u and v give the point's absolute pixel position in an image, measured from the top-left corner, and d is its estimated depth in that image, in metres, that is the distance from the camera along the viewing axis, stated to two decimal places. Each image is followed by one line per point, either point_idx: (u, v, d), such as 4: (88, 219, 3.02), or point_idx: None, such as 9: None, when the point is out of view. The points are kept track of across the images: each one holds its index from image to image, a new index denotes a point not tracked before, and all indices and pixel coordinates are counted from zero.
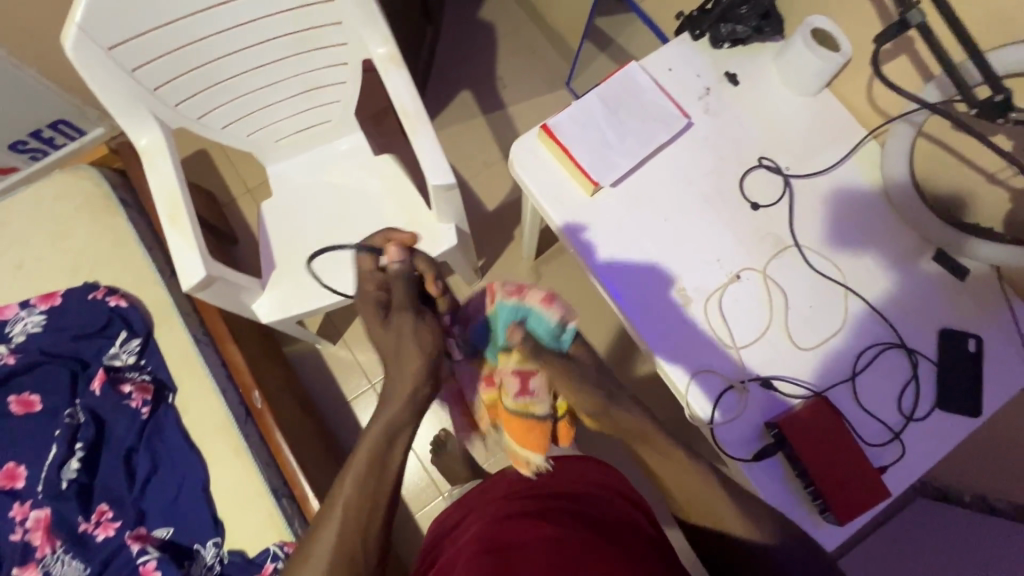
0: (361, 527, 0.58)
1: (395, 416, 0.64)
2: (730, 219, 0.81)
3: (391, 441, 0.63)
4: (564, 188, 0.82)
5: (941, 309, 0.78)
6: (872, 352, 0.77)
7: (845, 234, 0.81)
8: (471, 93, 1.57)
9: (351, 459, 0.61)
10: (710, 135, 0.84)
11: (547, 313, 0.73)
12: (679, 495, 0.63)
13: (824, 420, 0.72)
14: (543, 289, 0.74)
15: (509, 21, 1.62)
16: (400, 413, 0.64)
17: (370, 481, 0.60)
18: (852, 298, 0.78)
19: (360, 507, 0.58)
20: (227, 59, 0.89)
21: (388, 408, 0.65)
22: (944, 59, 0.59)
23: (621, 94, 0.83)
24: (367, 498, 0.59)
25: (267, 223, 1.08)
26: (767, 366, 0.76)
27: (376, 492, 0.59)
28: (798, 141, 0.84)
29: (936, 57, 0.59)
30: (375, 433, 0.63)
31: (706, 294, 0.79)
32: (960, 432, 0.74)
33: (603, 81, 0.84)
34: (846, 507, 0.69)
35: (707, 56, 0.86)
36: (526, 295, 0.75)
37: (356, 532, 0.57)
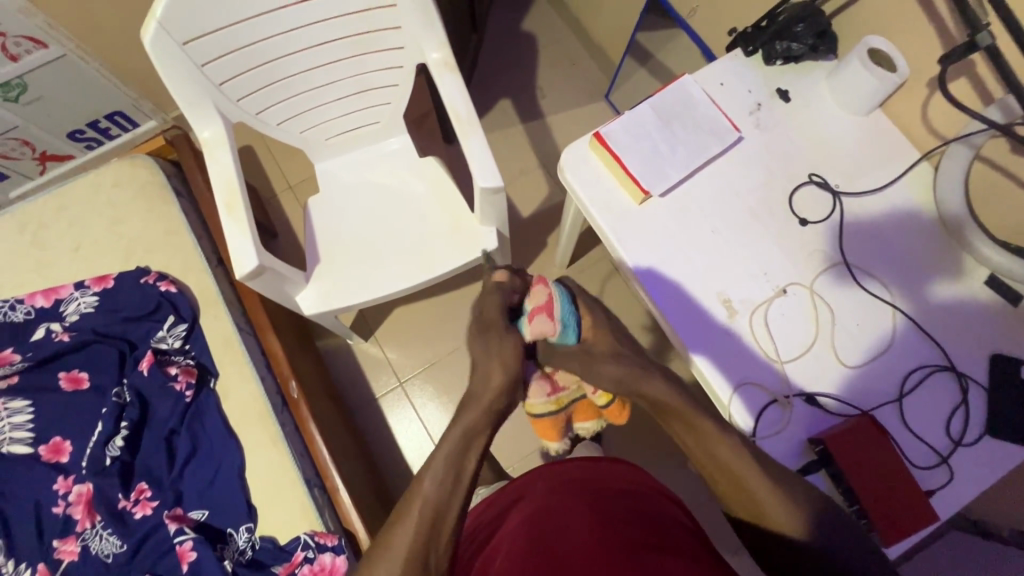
0: (436, 525, 0.58)
1: (472, 424, 0.64)
2: (778, 233, 0.81)
3: (470, 442, 0.63)
4: (613, 196, 0.83)
5: (993, 334, 0.77)
6: (920, 374, 0.76)
7: (895, 254, 0.80)
8: (510, 101, 1.60)
9: (427, 464, 0.61)
10: (761, 150, 0.84)
11: (528, 325, 0.72)
12: (728, 489, 0.62)
13: (873, 437, 0.71)
14: (541, 298, 0.72)
15: (550, 32, 1.65)
16: (478, 421, 0.65)
17: (446, 485, 0.59)
18: (901, 318, 0.78)
19: (435, 508, 0.58)
20: (289, 58, 0.93)
21: (468, 416, 0.65)
22: (1013, 84, 0.59)
23: (674, 106, 0.84)
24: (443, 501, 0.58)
25: (313, 218, 1.11)
26: (812, 382, 0.76)
27: (451, 498, 0.59)
28: (849, 159, 0.84)
29: (1005, 81, 0.59)
30: (453, 437, 0.63)
31: (752, 306, 0.79)
32: (1011, 459, 0.72)
33: (657, 92, 0.85)
34: (891, 521, 0.68)
35: (760, 72, 0.87)
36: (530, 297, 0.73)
37: (428, 528, 0.57)
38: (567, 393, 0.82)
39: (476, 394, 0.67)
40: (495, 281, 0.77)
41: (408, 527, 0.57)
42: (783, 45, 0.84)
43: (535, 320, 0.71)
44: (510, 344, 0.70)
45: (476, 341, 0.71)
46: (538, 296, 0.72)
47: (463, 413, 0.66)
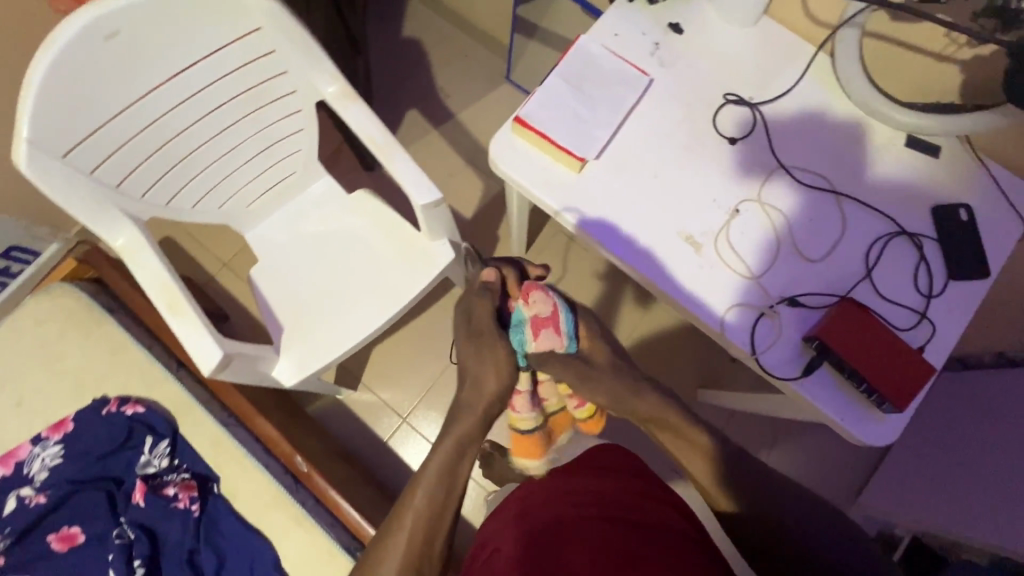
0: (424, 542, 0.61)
1: (463, 432, 0.70)
2: (713, 159, 0.84)
3: (464, 448, 0.69)
4: (550, 172, 0.83)
5: (928, 188, 0.82)
6: (879, 246, 0.80)
7: (822, 144, 0.84)
8: (419, 111, 1.57)
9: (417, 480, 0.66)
10: (672, 86, 0.86)
11: (535, 342, 0.76)
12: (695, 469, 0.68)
13: (859, 322, 0.74)
14: (546, 308, 0.76)
15: (433, 31, 1.63)
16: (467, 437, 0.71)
17: (440, 489, 0.64)
18: (846, 200, 0.82)
19: (427, 517, 0.62)
20: (182, 136, 0.88)
21: (463, 422, 0.71)
22: None
23: (580, 68, 0.85)
24: (437, 506, 0.63)
25: (263, 290, 1.07)
26: (789, 286, 0.79)
27: (445, 504, 0.64)
28: (754, 70, 0.87)
29: None
30: (444, 447, 0.68)
31: (713, 234, 0.81)
32: (977, 295, 0.79)
33: (559, 60, 0.85)
34: (901, 392, 0.71)
35: (648, 13, 0.89)
36: (530, 304, 0.76)
37: (417, 544, 0.61)
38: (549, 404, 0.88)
39: (466, 404, 0.73)
40: (484, 281, 0.79)
41: (399, 537, 0.62)
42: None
43: (540, 335, 0.75)
44: (501, 351, 0.75)
45: (469, 345, 0.76)
46: (539, 306, 0.75)
47: (455, 423, 0.71)
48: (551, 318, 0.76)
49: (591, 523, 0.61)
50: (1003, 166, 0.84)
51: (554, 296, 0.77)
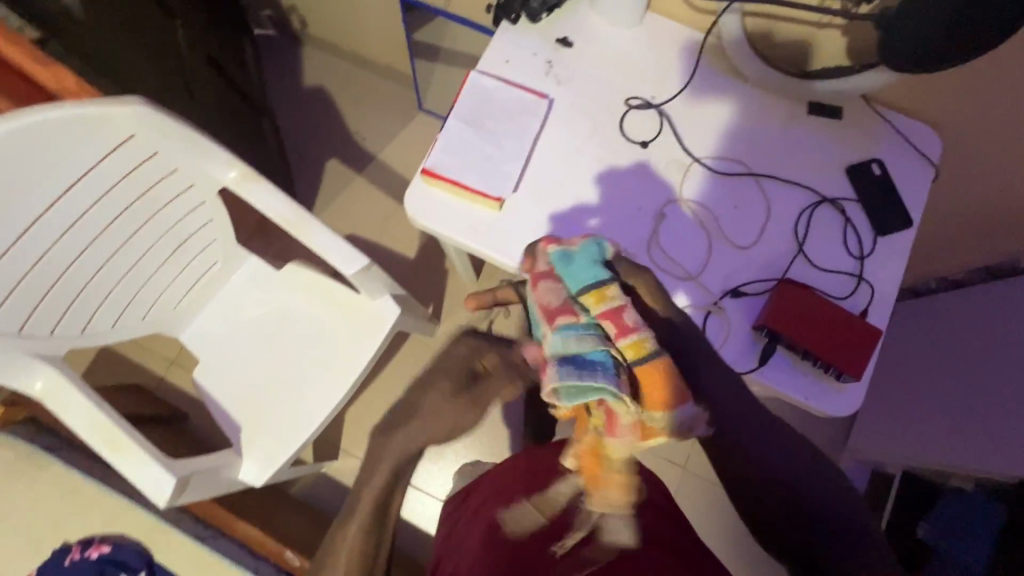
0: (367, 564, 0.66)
1: (400, 452, 0.65)
2: (629, 167, 0.83)
3: (400, 468, 0.65)
4: (470, 215, 0.80)
5: (839, 151, 0.84)
6: (805, 219, 0.81)
7: (730, 128, 0.85)
8: (338, 160, 1.53)
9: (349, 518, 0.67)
10: (573, 102, 0.85)
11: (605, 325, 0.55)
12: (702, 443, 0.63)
13: (801, 300, 0.75)
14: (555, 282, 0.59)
15: (334, 75, 1.58)
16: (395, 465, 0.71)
17: (377, 508, 0.66)
18: (765, 180, 0.82)
19: (365, 537, 0.66)
20: (80, 261, 0.82)
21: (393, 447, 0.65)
22: None
23: (477, 104, 0.83)
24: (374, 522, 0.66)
25: (211, 391, 1.02)
26: (729, 277, 0.79)
27: (382, 520, 0.66)
28: (650, 70, 0.87)
29: None
30: (382, 469, 0.65)
31: (645, 243, 0.80)
32: (905, 245, 0.80)
33: (455, 100, 0.83)
34: (853, 360, 0.72)
35: (534, 34, 0.87)
36: (545, 296, 0.58)
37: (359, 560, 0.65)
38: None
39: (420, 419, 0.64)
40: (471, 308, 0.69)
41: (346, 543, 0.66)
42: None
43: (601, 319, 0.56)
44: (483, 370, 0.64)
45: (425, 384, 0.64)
46: (552, 296, 0.58)
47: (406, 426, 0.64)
48: (568, 307, 0.57)
49: (586, 532, 0.56)
50: (902, 114, 0.85)
51: (548, 271, 0.61)
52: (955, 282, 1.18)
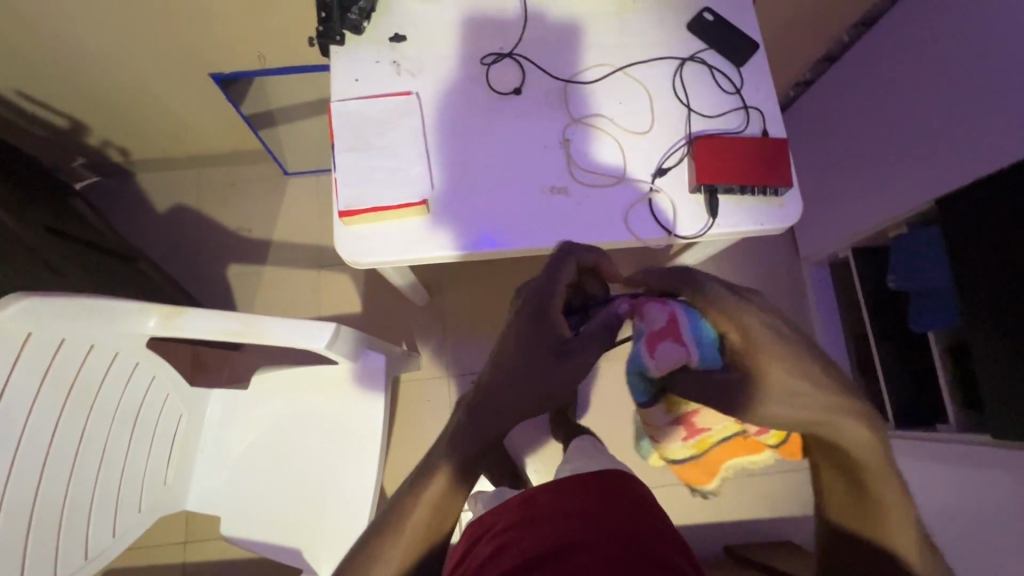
0: (417, 551, 0.56)
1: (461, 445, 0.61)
2: (518, 116, 0.86)
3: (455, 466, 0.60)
4: (405, 233, 0.80)
5: (673, 17, 0.91)
6: (680, 83, 0.88)
7: (582, 40, 0.89)
8: (236, 263, 1.44)
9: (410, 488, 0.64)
10: (437, 85, 0.86)
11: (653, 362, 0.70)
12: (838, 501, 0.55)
13: (720, 147, 0.81)
14: (665, 323, 0.65)
15: (185, 187, 1.48)
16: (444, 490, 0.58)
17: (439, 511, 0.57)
18: (632, 69, 0.88)
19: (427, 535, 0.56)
20: (44, 489, 0.73)
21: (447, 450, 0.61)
22: None
23: (353, 129, 0.82)
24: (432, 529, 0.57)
25: (248, 536, 0.95)
26: (650, 162, 0.84)
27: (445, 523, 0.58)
28: (486, 25, 0.89)
29: None
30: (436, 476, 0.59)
31: (568, 173, 0.84)
32: (764, 65, 0.90)
33: (331, 137, 0.81)
34: (779, 172, 0.80)
35: (368, 44, 0.87)
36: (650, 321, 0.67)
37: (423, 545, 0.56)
38: (714, 430, 0.83)
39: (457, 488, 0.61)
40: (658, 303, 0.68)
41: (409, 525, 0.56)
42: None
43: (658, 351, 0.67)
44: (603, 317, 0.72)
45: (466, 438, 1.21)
46: (655, 320, 0.67)
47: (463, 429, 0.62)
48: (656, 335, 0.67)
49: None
50: None
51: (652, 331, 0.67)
52: (808, 81, 1.37)
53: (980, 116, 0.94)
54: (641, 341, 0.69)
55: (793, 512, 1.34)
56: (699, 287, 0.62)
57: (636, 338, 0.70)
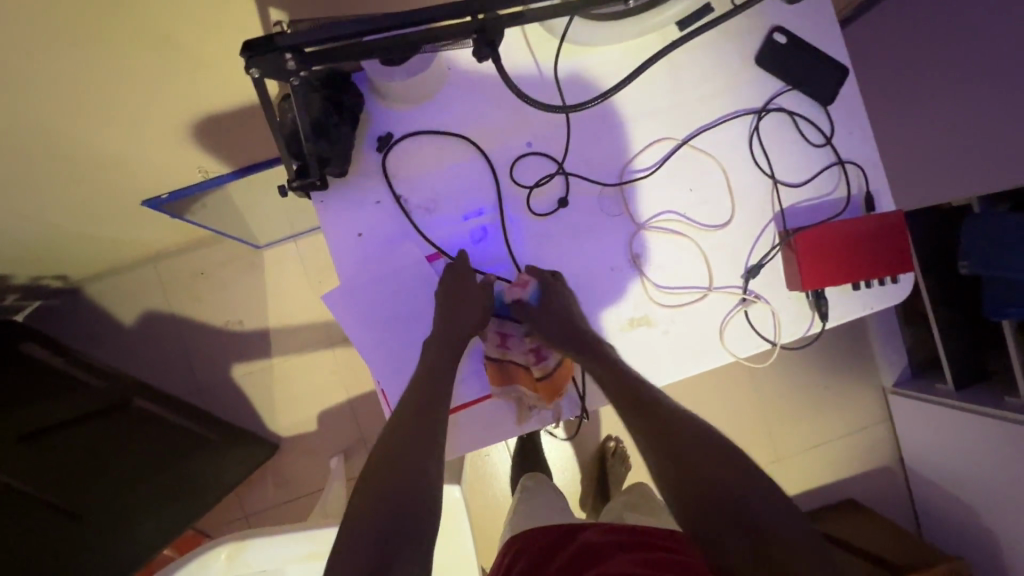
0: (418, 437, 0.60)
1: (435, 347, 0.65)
2: (570, 235, 0.69)
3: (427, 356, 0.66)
4: (483, 418, 0.69)
5: (736, 48, 0.70)
6: (758, 146, 0.70)
7: (627, 111, 0.69)
8: (238, 362, 1.29)
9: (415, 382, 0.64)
10: (464, 222, 0.68)
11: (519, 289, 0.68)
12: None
13: (825, 240, 0.67)
14: (813, 245, 0.67)
15: (148, 290, 1.26)
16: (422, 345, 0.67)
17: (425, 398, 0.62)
18: (698, 140, 0.70)
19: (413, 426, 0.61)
20: None
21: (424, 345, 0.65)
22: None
23: (381, 318, 0.67)
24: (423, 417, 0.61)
25: None
26: (737, 262, 0.71)
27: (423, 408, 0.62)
28: (502, 117, 0.68)
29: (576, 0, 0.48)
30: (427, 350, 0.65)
31: (643, 296, 0.70)
32: (855, 95, 0.71)
33: (358, 337, 0.67)
34: (898, 255, 0.67)
35: (360, 178, 0.67)
36: (779, 261, 0.70)
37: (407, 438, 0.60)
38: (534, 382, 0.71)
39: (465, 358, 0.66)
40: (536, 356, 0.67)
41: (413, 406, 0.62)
42: (325, 116, 0.59)
43: (788, 287, 0.70)
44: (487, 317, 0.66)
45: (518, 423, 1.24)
46: (804, 252, 0.67)
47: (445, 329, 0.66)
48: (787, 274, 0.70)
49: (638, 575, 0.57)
50: None
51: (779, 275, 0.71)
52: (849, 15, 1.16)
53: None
54: (777, 276, 0.71)
55: (853, 472, 1.40)
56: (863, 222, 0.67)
57: (770, 278, 0.70)
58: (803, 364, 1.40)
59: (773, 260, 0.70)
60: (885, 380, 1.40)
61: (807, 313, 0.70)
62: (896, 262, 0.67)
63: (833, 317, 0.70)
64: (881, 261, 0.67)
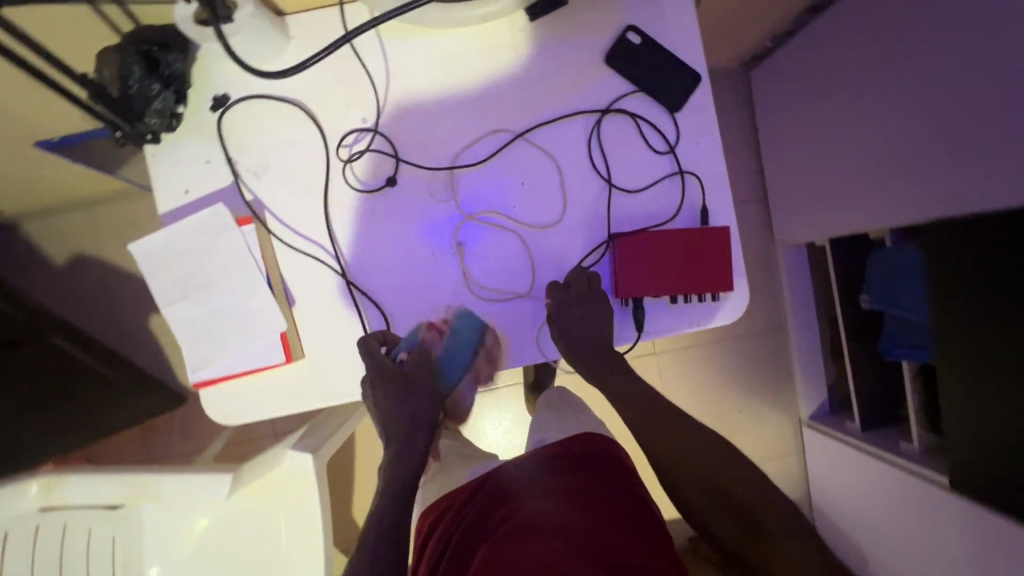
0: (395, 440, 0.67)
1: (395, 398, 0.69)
2: (396, 217, 0.69)
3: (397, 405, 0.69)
4: (284, 385, 0.68)
5: (587, 44, 0.68)
6: (598, 147, 0.69)
7: (465, 97, 0.69)
8: (160, 313, 1.33)
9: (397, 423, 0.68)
10: (289, 189, 0.68)
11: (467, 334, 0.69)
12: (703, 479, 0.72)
13: (643, 248, 0.66)
14: (630, 251, 0.66)
15: (81, 234, 1.31)
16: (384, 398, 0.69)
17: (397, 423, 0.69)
18: (537, 135, 0.69)
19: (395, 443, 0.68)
20: None
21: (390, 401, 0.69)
22: None
23: (176, 269, 0.64)
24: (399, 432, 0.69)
25: None
26: (563, 261, 0.69)
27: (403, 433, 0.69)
28: (341, 92, 0.68)
29: None
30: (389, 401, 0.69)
31: (464, 284, 0.70)
32: (708, 107, 0.69)
33: (152, 286, 0.65)
34: (719, 273, 0.66)
35: (193, 136, 0.68)
36: (603, 267, 0.69)
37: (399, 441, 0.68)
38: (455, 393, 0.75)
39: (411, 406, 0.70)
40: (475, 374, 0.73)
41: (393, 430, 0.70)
42: (139, 83, 0.61)
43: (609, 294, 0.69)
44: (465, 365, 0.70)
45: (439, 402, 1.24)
46: (621, 260, 0.66)
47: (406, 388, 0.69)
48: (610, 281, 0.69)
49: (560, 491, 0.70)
50: None
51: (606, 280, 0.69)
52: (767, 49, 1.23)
53: (1004, 136, 0.73)
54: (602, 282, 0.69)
55: None
56: (688, 236, 0.65)
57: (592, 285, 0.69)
58: (721, 385, 1.37)
59: (597, 264, 0.69)
60: (802, 412, 1.35)
61: (625, 321, 0.70)
62: (719, 284, 0.66)
63: (652, 329, 0.69)
64: (702, 280, 0.66)
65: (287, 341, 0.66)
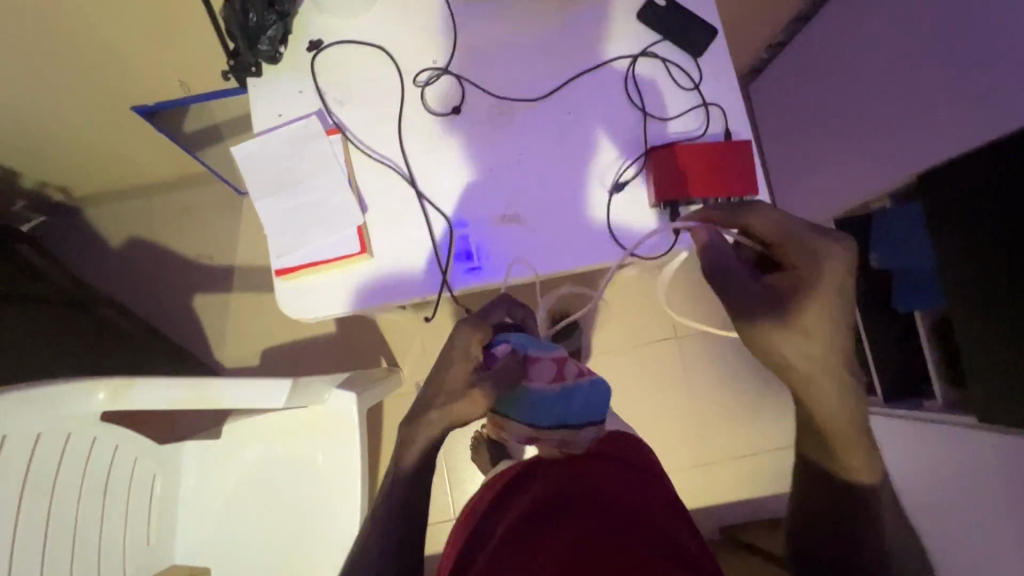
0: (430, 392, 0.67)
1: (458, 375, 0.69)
2: (458, 140, 0.79)
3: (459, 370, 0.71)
4: (353, 279, 0.76)
5: (621, 6, 0.82)
6: (632, 85, 0.81)
7: (520, 45, 0.82)
8: (201, 293, 1.40)
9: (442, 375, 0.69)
10: (367, 115, 0.79)
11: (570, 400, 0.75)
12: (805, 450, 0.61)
13: (678, 157, 0.75)
14: (668, 157, 0.75)
15: (136, 218, 1.41)
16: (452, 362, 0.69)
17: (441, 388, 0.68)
18: (580, 76, 0.81)
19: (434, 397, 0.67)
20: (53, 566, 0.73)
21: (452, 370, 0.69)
22: None
23: (270, 173, 0.76)
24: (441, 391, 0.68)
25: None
26: (605, 179, 0.79)
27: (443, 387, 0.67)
28: (415, 40, 0.81)
29: None
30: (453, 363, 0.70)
31: (517, 198, 0.78)
32: (724, 55, 0.82)
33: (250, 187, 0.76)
34: (745, 179, 0.75)
35: (288, 71, 0.80)
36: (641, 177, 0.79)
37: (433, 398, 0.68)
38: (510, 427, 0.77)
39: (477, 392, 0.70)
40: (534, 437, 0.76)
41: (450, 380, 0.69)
42: (258, 14, 0.73)
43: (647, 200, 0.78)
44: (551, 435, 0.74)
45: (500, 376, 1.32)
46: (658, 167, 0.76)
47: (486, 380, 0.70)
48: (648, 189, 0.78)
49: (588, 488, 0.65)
50: None
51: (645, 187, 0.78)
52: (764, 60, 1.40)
53: None
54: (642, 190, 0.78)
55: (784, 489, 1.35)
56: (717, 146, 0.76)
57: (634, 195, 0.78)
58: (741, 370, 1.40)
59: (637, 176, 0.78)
60: None
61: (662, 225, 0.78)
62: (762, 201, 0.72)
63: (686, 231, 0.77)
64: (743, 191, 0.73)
65: (362, 235, 0.75)
